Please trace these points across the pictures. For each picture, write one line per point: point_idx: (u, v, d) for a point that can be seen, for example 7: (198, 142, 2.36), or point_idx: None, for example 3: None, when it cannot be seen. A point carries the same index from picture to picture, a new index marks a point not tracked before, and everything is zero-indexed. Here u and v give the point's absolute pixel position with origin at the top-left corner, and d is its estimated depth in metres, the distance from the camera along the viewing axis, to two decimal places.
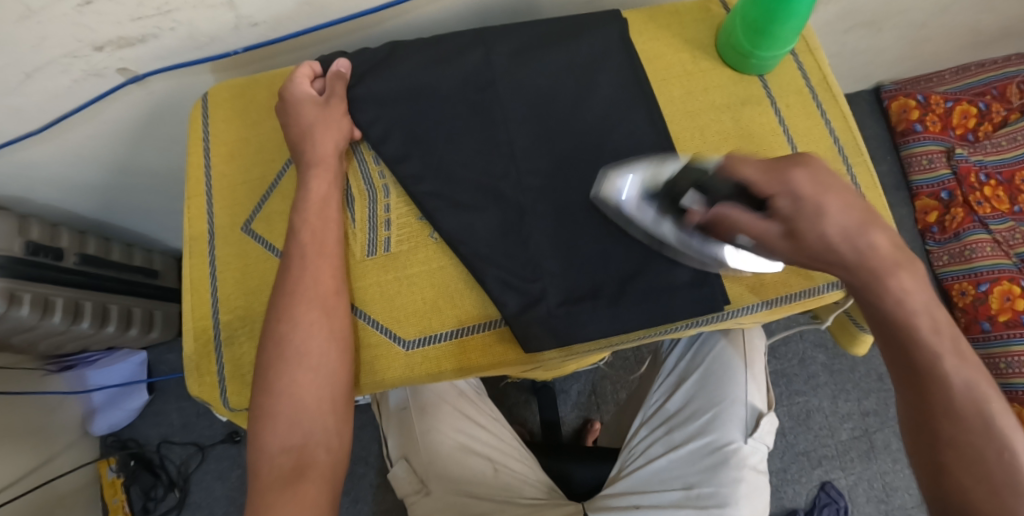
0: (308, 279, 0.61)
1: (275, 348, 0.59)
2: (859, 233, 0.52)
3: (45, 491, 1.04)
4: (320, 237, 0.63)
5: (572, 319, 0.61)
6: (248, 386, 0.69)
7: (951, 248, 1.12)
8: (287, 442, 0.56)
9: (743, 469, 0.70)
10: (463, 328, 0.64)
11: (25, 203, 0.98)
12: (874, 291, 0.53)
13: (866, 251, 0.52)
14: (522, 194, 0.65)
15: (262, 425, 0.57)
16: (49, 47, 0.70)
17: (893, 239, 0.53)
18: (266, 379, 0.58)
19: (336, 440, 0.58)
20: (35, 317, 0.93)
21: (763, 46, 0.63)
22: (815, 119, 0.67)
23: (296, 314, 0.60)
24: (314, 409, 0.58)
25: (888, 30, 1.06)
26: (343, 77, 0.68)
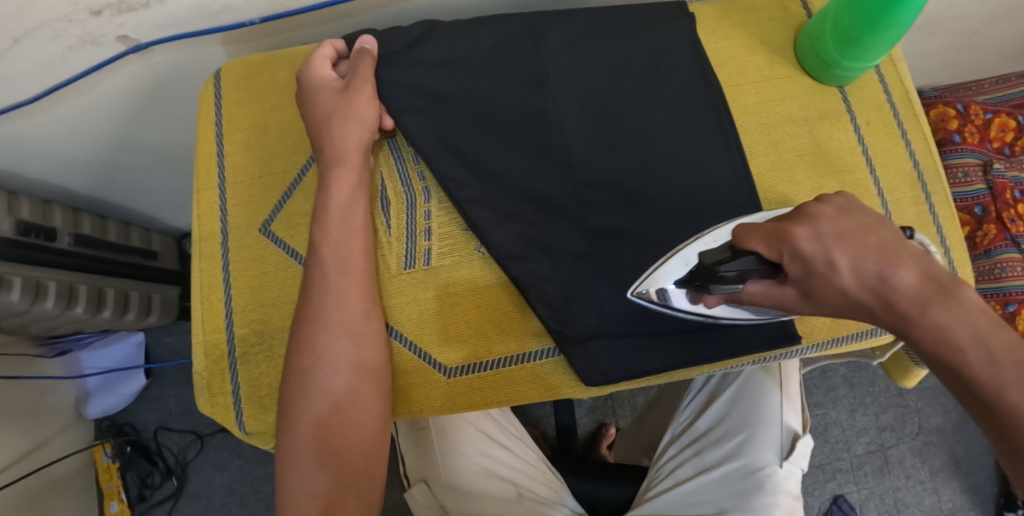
0: (330, 307, 0.56)
1: (298, 385, 0.54)
2: (882, 277, 0.43)
3: (38, 477, 0.99)
4: (351, 255, 0.58)
5: (628, 354, 0.57)
6: (266, 412, 0.64)
7: (980, 265, 1.10)
8: (314, 487, 0.52)
9: (778, 494, 0.67)
10: (509, 358, 0.60)
11: (15, 177, 0.91)
12: (900, 329, 0.43)
13: (888, 292, 0.43)
14: (583, 212, 0.59)
15: (288, 466, 0.53)
16: (40, 9, 0.63)
17: (923, 270, 0.43)
18: (290, 416, 0.54)
19: (366, 483, 0.54)
20: (26, 302, 0.87)
21: (851, 57, 0.58)
22: (894, 139, 0.62)
23: (320, 345, 0.55)
24: (342, 449, 0.53)
25: (939, 36, 1.00)
26: (368, 54, 0.60)
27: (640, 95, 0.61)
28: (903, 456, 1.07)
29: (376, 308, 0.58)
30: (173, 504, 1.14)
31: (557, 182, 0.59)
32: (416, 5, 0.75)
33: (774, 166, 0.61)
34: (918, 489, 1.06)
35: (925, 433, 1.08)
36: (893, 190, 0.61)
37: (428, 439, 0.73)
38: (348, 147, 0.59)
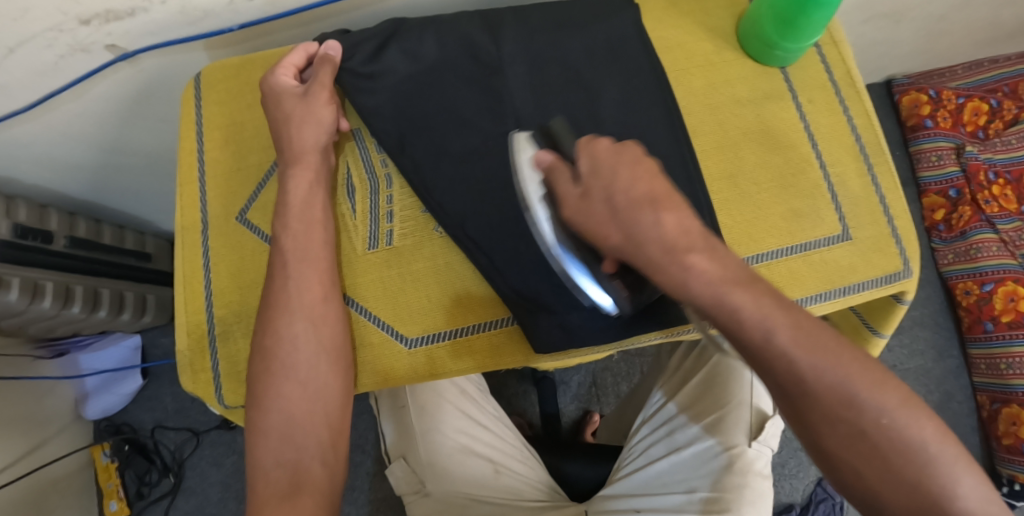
0: (291, 290, 0.59)
1: (263, 363, 0.58)
2: (641, 210, 0.48)
3: (38, 477, 1.02)
4: (310, 239, 0.61)
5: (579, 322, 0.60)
6: (243, 385, 0.67)
7: (957, 246, 1.12)
8: (282, 456, 0.54)
9: (749, 475, 0.66)
10: (469, 327, 0.63)
11: (14, 182, 0.95)
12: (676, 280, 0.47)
13: (648, 229, 0.48)
14: None
15: (255, 441, 0.55)
16: (32, 19, 0.66)
17: (682, 219, 0.48)
18: (256, 394, 0.57)
19: (332, 454, 0.56)
20: (24, 302, 0.91)
21: (790, 37, 0.61)
22: (837, 116, 0.65)
23: (287, 323, 0.59)
24: (307, 422, 0.56)
25: (906, 23, 1.02)
26: (330, 60, 0.63)
27: (591, 85, 0.63)
28: None
29: (334, 291, 0.62)
30: (170, 500, 1.17)
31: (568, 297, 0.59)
32: (385, 6, 0.79)
33: (719, 143, 0.64)
34: None
35: None
36: (837, 164, 0.63)
37: (407, 417, 0.75)
38: (311, 141, 0.63)
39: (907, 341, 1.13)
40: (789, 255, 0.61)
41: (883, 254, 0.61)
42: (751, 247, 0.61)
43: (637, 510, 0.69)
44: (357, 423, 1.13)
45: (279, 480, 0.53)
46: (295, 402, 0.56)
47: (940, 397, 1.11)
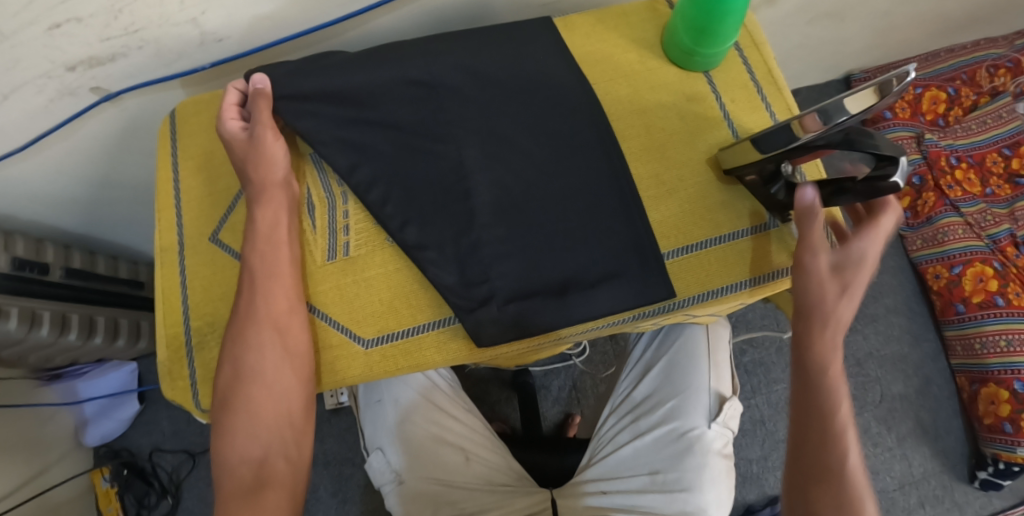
0: (258, 304, 0.63)
1: (233, 368, 0.62)
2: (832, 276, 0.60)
3: (37, 504, 1.06)
4: (277, 258, 0.64)
5: (523, 314, 0.63)
6: None
7: (925, 232, 1.14)
8: (247, 454, 0.60)
9: (709, 455, 0.71)
10: (419, 326, 0.66)
11: (11, 219, 0.99)
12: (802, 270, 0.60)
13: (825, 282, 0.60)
14: (476, 199, 0.65)
15: (224, 439, 0.60)
16: (23, 69, 0.71)
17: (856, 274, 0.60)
18: (227, 396, 0.62)
19: (295, 450, 0.61)
20: (23, 330, 0.95)
21: (706, 43, 0.65)
22: (759, 112, 0.69)
23: (254, 337, 0.62)
24: (273, 422, 0.61)
25: (852, 21, 1.06)
26: (263, 94, 0.64)
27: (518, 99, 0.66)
28: (867, 425, 1.10)
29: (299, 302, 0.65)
30: None
31: (704, 233, 0.65)
32: (345, 40, 0.84)
33: (646, 146, 0.67)
34: (887, 456, 1.08)
35: (888, 402, 1.11)
36: None
37: (382, 412, 0.78)
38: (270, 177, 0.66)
39: (882, 328, 1.15)
40: (717, 244, 0.64)
41: None
42: (678, 240, 0.64)
43: (604, 491, 0.72)
44: (345, 438, 1.16)
45: (243, 474, 0.59)
46: (264, 412, 0.61)
47: (919, 382, 1.12)
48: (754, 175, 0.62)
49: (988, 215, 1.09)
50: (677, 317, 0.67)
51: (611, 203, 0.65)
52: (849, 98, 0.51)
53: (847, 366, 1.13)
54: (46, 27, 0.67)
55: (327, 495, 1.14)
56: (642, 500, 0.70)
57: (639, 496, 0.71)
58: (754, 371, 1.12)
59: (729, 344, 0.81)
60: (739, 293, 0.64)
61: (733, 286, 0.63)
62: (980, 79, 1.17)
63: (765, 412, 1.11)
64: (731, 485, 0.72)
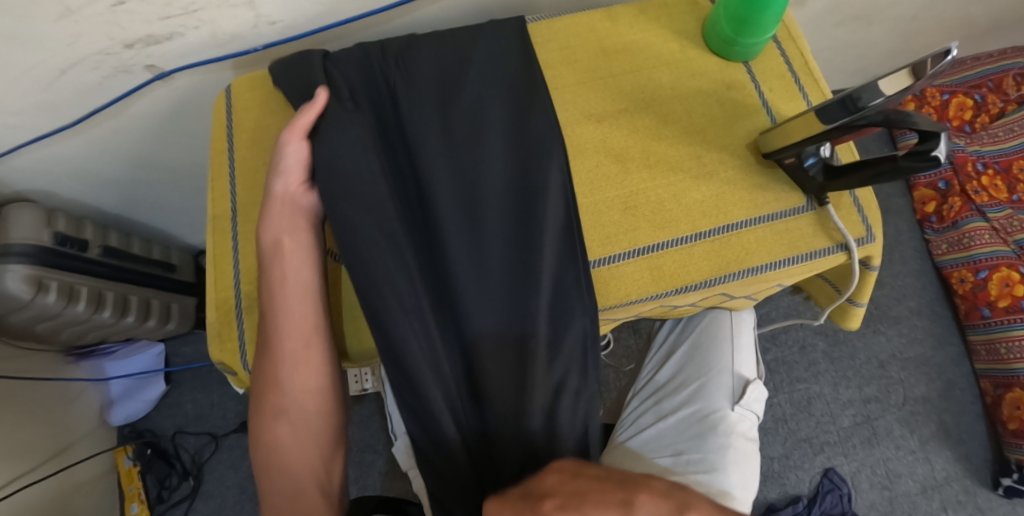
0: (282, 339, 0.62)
1: (260, 406, 0.64)
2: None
3: (64, 477, 1.08)
4: (291, 279, 0.62)
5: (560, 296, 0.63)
6: None
7: (949, 236, 1.15)
8: (284, 488, 0.64)
9: (732, 436, 0.71)
10: None
11: (52, 197, 1.01)
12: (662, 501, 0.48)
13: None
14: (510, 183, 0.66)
15: (264, 474, 0.64)
16: (83, 44, 0.73)
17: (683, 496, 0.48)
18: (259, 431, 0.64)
19: (328, 482, 0.66)
20: (60, 305, 0.97)
21: (746, 33, 0.67)
22: (797, 101, 0.70)
23: (283, 369, 0.62)
24: (302, 460, 0.64)
25: (880, 24, 1.08)
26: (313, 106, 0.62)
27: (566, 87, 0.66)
28: (890, 427, 1.10)
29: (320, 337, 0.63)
30: (189, 503, 1.22)
31: (746, 213, 0.65)
32: (389, 27, 0.86)
33: (687, 130, 0.68)
34: (909, 459, 1.08)
35: (911, 404, 1.11)
36: None
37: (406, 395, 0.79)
38: (277, 192, 0.63)
39: (905, 330, 1.15)
40: (756, 224, 0.65)
41: (848, 222, 0.65)
42: (719, 220, 0.65)
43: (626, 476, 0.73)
44: (367, 425, 1.17)
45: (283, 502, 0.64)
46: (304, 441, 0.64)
47: (943, 385, 1.12)
48: (794, 157, 0.63)
49: (1015, 220, 1.09)
50: (714, 296, 0.68)
51: (652, 186, 0.66)
52: (883, 80, 0.53)
53: (870, 368, 1.13)
54: (111, 4, 0.69)
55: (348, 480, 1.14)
56: None
57: (661, 478, 0.71)
58: (777, 369, 1.12)
59: (753, 327, 0.81)
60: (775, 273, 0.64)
61: (771, 265, 0.64)
62: (1007, 87, 1.18)
63: (787, 411, 1.10)
64: (756, 468, 0.71)
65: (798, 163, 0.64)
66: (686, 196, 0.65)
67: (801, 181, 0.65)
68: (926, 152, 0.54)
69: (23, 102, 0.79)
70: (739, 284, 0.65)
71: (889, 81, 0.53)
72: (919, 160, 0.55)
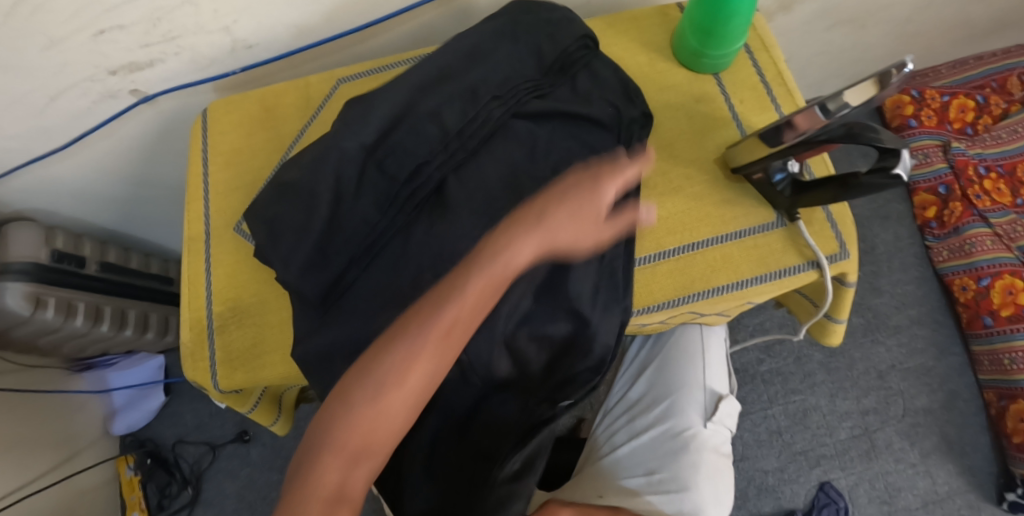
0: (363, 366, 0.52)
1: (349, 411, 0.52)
2: None
3: (68, 485, 1.11)
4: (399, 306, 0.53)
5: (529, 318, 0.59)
6: (237, 371, 0.67)
7: (951, 243, 1.11)
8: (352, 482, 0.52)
9: (703, 453, 0.74)
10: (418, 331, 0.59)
11: (53, 215, 1.04)
12: None
13: None
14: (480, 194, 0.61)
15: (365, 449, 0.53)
16: (71, 72, 0.75)
17: None
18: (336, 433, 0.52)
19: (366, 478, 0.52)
20: (59, 320, 1.00)
21: (712, 45, 0.65)
22: (769, 112, 0.68)
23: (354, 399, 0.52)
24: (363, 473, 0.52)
25: (873, 26, 1.05)
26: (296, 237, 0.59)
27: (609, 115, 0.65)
28: (890, 439, 1.07)
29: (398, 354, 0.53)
30: (189, 511, 1.24)
31: (710, 231, 0.64)
32: (367, 47, 0.86)
33: (653, 144, 0.67)
34: (909, 472, 1.05)
35: (912, 416, 1.08)
36: None
37: None
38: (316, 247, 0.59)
39: (906, 340, 1.12)
40: (722, 242, 0.63)
41: (820, 238, 0.63)
42: (684, 237, 0.64)
43: (601, 495, 0.74)
44: None
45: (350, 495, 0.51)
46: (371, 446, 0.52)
47: (944, 396, 1.09)
48: (761, 172, 0.61)
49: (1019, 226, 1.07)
50: (684, 315, 0.66)
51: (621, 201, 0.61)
52: (849, 90, 0.50)
53: (869, 378, 1.10)
54: (92, 34, 0.71)
55: None
56: (640, 501, 0.72)
57: (635, 496, 0.73)
58: (772, 380, 1.10)
59: (722, 343, 0.83)
60: (741, 293, 0.63)
61: (736, 285, 0.62)
62: (1011, 87, 1.15)
63: (782, 423, 1.08)
64: (728, 481, 0.74)
65: (767, 179, 0.62)
66: None
67: (770, 194, 0.63)
68: (888, 169, 0.52)
69: (17, 127, 0.82)
70: (707, 303, 0.63)
71: (851, 95, 0.50)
72: (880, 177, 0.52)
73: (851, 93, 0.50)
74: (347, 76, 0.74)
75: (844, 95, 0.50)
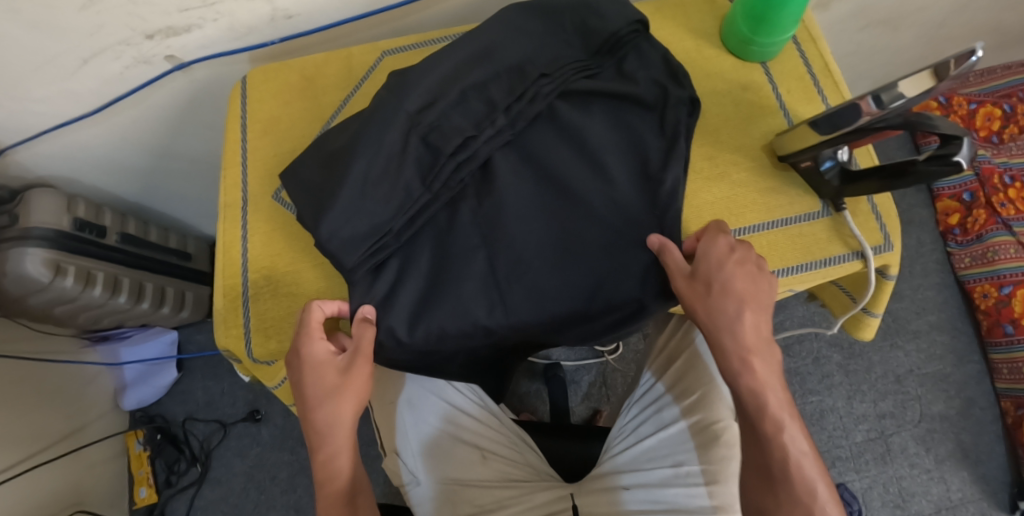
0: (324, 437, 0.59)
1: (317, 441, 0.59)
2: (735, 321, 0.57)
3: (75, 458, 1.10)
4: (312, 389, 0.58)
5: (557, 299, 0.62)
6: (271, 340, 0.66)
7: (974, 250, 1.11)
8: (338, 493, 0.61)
9: (735, 447, 0.74)
10: (451, 313, 0.61)
11: (74, 184, 1.03)
12: (723, 314, 0.57)
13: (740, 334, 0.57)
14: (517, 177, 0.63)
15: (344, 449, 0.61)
16: (106, 34, 0.75)
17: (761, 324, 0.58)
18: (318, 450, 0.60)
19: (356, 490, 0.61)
20: (77, 289, 0.99)
21: (763, 33, 0.65)
22: (815, 103, 0.68)
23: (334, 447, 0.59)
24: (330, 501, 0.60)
25: (906, 30, 1.05)
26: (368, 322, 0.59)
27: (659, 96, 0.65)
28: (906, 444, 1.07)
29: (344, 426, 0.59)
30: (196, 489, 1.24)
31: (759, 217, 0.63)
32: (405, 25, 0.85)
33: (698, 130, 0.67)
34: (924, 478, 1.05)
35: (928, 421, 1.08)
36: None
37: (395, 413, 0.79)
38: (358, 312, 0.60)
39: (925, 346, 1.12)
40: (769, 228, 0.63)
41: (865, 229, 0.62)
42: (732, 222, 0.64)
43: (626, 487, 0.74)
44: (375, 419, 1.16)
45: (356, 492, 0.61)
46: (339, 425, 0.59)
47: (961, 403, 1.09)
48: (810, 160, 0.61)
49: None
50: None
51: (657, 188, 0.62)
52: (903, 82, 0.49)
53: (887, 382, 1.10)
54: None
55: None
56: (666, 493, 0.73)
57: (661, 488, 0.73)
58: (790, 380, 1.10)
59: None
60: (788, 281, 0.63)
61: (785, 273, 0.62)
62: None
63: None
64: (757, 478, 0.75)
65: (815, 167, 0.61)
66: (696, 197, 0.65)
67: (819, 183, 0.62)
68: (947, 156, 0.52)
69: (47, 90, 0.81)
70: None
71: (907, 86, 0.49)
72: (937, 164, 0.52)
73: (908, 83, 0.49)
74: (390, 49, 0.74)
75: (900, 86, 0.49)
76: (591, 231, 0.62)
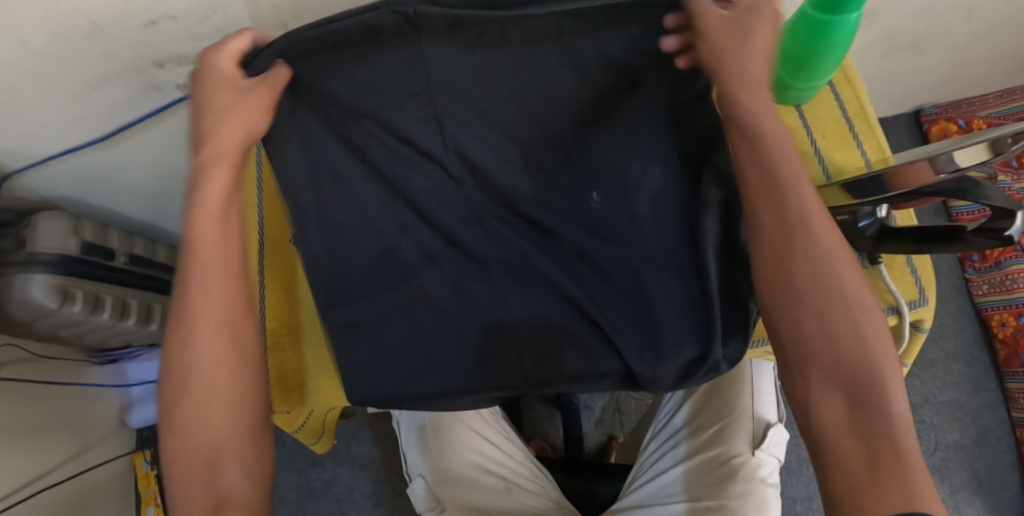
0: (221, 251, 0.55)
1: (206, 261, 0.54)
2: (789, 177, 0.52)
3: (83, 478, 1.09)
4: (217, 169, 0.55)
5: (550, 347, 0.60)
6: (292, 392, 0.67)
7: (992, 277, 1.10)
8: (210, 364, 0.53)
9: (753, 482, 0.72)
10: (447, 361, 0.60)
11: (80, 204, 1.01)
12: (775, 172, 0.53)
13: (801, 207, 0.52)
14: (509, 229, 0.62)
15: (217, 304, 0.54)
16: (113, 62, 0.72)
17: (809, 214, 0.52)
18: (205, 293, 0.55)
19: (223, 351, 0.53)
20: (84, 313, 0.97)
21: (801, 76, 0.63)
22: (851, 148, 0.67)
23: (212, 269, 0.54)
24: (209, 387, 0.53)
25: (929, 54, 1.03)
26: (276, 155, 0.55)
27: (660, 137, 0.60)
28: None
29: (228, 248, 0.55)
30: None
31: None
32: None
33: None
34: None
35: (942, 450, 1.07)
36: None
37: (424, 437, 0.80)
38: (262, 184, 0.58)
39: (940, 373, 1.11)
40: None
41: (900, 282, 0.62)
42: None
43: None
44: (387, 442, 1.15)
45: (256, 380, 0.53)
46: (199, 370, 0.52)
47: (977, 432, 1.08)
48: (849, 214, 0.59)
49: None
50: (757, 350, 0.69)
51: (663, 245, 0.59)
52: (960, 151, 0.51)
53: None
54: (142, 24, 0.67)
55: (362, 497, 1.13)
56: None
57: None
58: None
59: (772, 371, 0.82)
60: None
61: None
62: None
63: None
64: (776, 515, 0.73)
65: (852, 224, 0.59)
66: None
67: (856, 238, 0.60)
68: (997, 230, 0.52)
69: (55, 115, 0.79)
70: None
71: (963, 155, 0.51)
72: (988, 236, 0.52)
73: (965, 152, 0.51)
74: None
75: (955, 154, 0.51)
76: (591, 279, 0.60)
